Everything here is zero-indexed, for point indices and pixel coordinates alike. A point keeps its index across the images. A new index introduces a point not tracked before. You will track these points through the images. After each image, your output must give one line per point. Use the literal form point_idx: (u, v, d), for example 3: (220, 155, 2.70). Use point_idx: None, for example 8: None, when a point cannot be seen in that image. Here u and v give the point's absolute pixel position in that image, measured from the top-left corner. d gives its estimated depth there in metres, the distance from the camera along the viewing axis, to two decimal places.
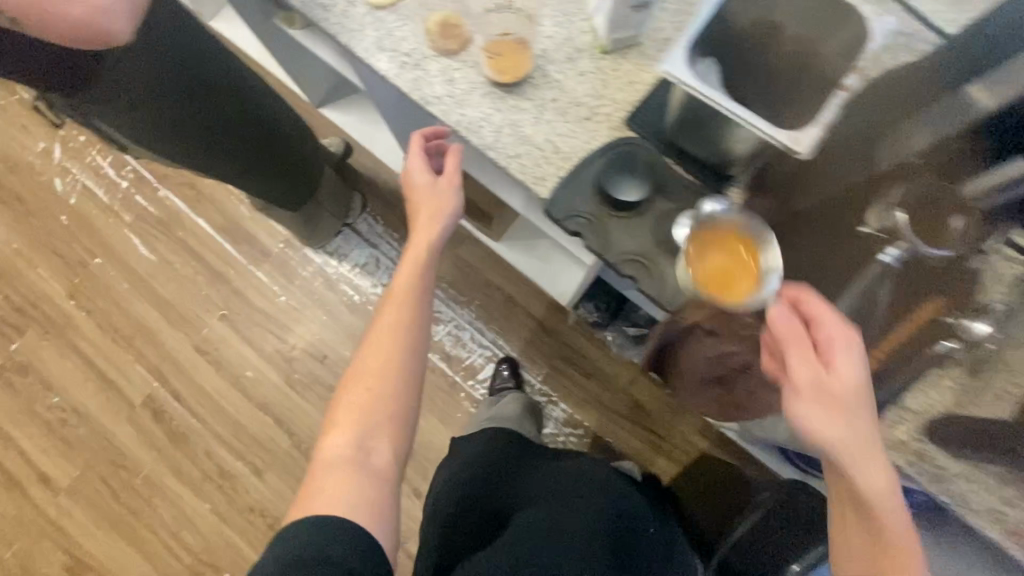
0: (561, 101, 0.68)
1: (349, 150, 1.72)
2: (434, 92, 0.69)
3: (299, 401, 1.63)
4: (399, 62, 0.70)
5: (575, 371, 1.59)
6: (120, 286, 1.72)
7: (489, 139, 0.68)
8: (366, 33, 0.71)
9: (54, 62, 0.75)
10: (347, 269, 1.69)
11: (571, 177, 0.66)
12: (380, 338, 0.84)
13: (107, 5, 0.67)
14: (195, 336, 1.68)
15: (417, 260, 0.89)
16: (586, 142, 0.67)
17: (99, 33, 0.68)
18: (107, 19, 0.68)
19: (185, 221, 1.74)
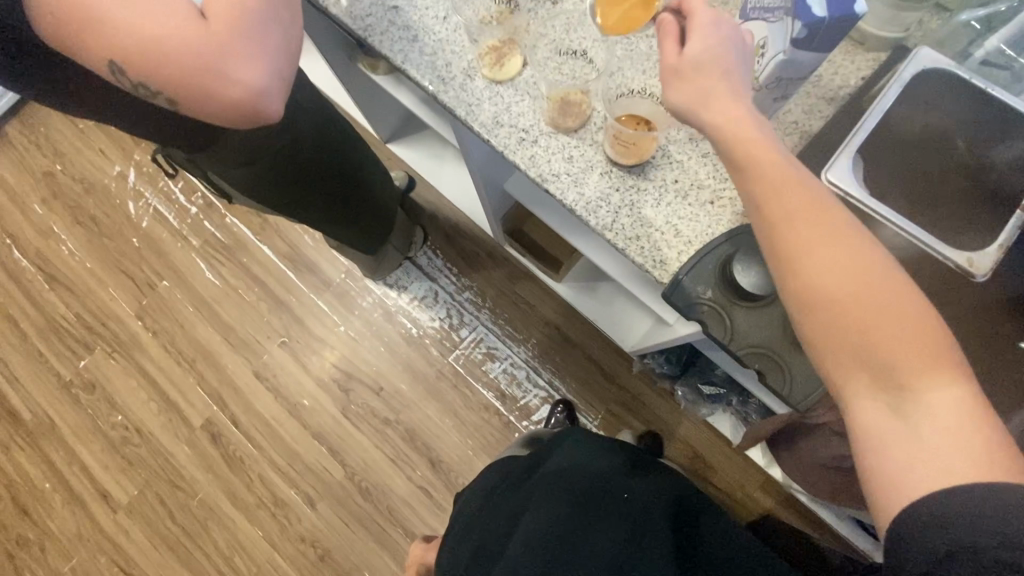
0: (682, 183, 0.67)
1: (412, 183, 1.74)
2: (552, 170, 0.69)
3: (353, 432, 1.64)
4: (517, 138, 0.70)
5: (632, 417, 1.57)
6: (186, 309, 1.77)
7: (607, 219, 0.67)
8: (483, 107, 0.71)
9: (184, 128, 0.78)
10: (405, 301, 1.70)
11: (695, 262, 0.64)
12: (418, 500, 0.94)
13: (263, 86, 0.65)
14: (255, 362, 1.71)
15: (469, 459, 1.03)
16: (710, 227, 0.66)
17: (252, 112, 0.67)
18: (264, 101, 0.66)
19: (251, 248, 1.78)
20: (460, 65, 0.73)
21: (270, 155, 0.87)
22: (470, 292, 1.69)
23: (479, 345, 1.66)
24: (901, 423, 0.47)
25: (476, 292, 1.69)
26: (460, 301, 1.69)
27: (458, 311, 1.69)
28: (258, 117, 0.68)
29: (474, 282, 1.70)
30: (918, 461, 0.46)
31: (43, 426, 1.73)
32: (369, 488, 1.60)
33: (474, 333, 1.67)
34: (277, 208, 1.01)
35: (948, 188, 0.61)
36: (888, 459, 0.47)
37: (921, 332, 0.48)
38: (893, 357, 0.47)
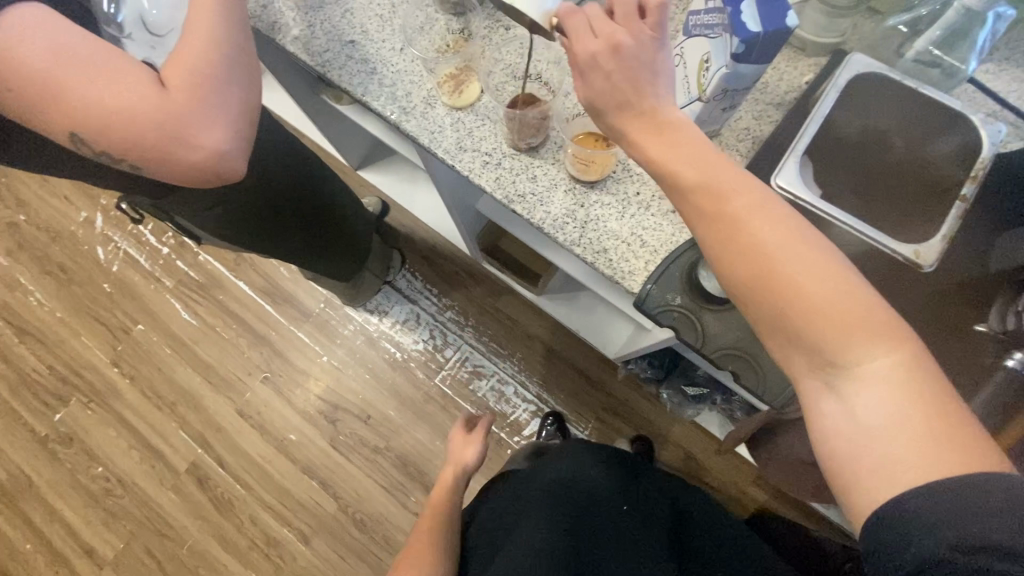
0: (645, 194, 0.69)
1: (386, 208, 1.75)
2: (518, 190, 0.70)
3: (344, 463, 1.62)
4: (481, 161, 0.71)
5: (622, 423, 1.58)
6: (163, 351, 1.73)
7: (574, 234, 0.68)
8: (446, 133, 0.72)
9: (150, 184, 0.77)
10: (387, 326, 1.69)
11: (663, 270, 0.66)
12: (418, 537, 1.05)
13: (225, 150, 0.66)
14: (238, 400, 1.68)
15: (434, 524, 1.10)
16: (674, 234, 0.67)
17: (215, 173, 0.68)
18: (232, 164, 0.68)
19: (226, 285, 1.76)
20: (420, 94, 0.74)
21: (241, 198, 0.87)
22: (452, 311, 1.69)
23: (465, 364, 1.65)
24: (840, 405, 0.46)
25: (458, 311, 1.69)
26: (442, 322, 1.69)
27: (442, 332, 1.68)
28: (224, 175, 0.69)
29: (455, 301, 1.70)
30: (867, 445, 0.44)
31: (20, 485, 1.67)
32: (364, 519, 1.58)
33: (459, 352, 1.66)
34: (248, 245, 1.00)
35: (895, 185, 0.65)
36: (832, 442, 0.46)
37: (849, 305, 0.46)
38: (821, 336, 0.46)
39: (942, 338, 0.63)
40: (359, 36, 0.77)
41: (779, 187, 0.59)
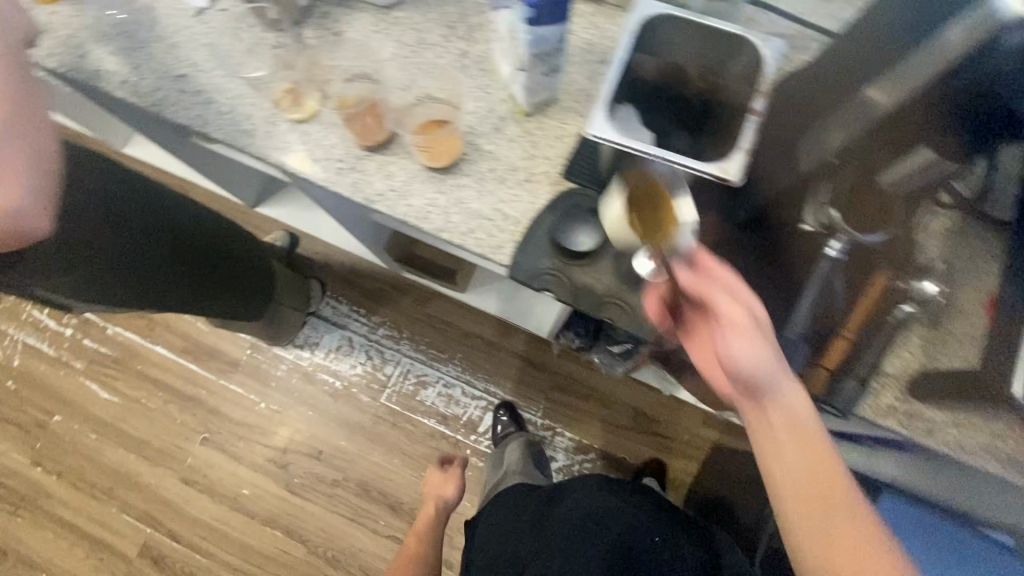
0: (499, 170, 0.71)
1: (295, 239, 1.70)
2: (376, 190, 0.71)
3: (304, 505, 1.57)
4: (334, 168, 0.71)
5: (572, 398, 1.62)
6: (88, 437, 1.63)
7: (439, 221, 0.70)
8: (293, 148, 0.72)
9: None
10: (321, 357, 1.66)
11: (527, 238, 0.68)
12: None
13: (17, 209, 0.66)
14: (180, 468, 1.60)
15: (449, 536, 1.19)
16: (532, 202, 0.70)
17: (16, 233, 0.67)
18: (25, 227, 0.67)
19: (143, 353, 1.67)
20: (262, 114, 0.73)
21: (114, 251, 0.85)
22: (384, 327, 1.67)
23: (408, 377, 1.64)
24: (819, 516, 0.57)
25: (390, 326, 1.67)
26: (376, 340, 1.66)
27: (378, 350, 1.66)
28: (27, 237, 0.69)
29: (385, 316, 1.68)
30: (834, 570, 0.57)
31: None
32: (337, 556, 1.54)
33: (399, 367, 1.65)
34: (151, 305, 0.98)
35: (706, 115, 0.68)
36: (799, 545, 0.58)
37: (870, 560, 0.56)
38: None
39: (774, 243, 0.68)
40: (188, 68, 0.76)
41: (596, 137, 0.62)
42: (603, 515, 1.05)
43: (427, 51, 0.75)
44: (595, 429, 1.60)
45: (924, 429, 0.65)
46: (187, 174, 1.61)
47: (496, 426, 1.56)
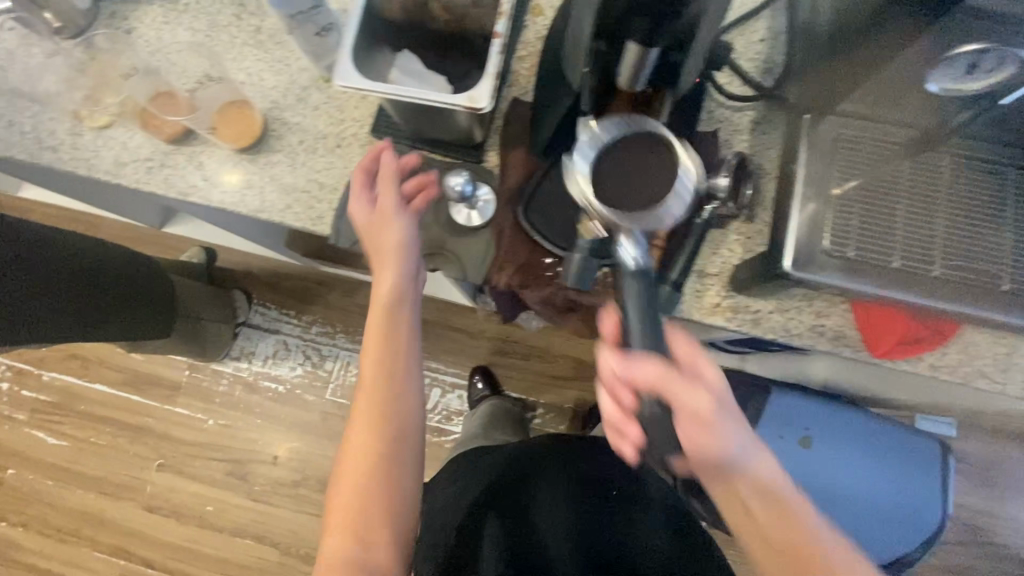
0: (308, 141, 0.70)
1: (212, 252, 1.68)
2: (188, 182, 0.70)
3: (271, 510, 1.59)
4: (145, 168, 0.71)
5: (513, 358, 1.64)
6: (45, 484, 1.63)
7: (254, 203, 0.69)
8: (102, 155, 0.71)
9: None
10: (259, 365, 1.65)
11: (344, 204, 0.67)
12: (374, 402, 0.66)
13: None
14: (142, 497, 1.61)
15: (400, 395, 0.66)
16: (344, 167, 0.69)
17: None
18: None
19: (82, 393, 1.66)
20: (63, 128, 0.72)
21: None
22: (316, 325, 1.67)
23: (348, 369, 1.64)
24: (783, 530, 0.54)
25: (322, 321, 1.66)
26: (311, 339, 1.66)
27: (315, 348, 1.66)
28: None
29: (316, 313, 1.67)
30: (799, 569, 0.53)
31: None
32: (312, 552, 1.57)
33: (339, 360, 1.65)
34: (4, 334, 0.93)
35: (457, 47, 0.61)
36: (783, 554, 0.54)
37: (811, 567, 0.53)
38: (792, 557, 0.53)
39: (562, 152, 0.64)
40: None
41: (345, 86, 0.56)
42: (584, 480, 0.85)
43: (220, 33, 0.74)
44: (539, 385, 1.64)
45: (751, 321, 0.64)
46: (96, 211, 1.64)
47: (473, 392, 1.57)
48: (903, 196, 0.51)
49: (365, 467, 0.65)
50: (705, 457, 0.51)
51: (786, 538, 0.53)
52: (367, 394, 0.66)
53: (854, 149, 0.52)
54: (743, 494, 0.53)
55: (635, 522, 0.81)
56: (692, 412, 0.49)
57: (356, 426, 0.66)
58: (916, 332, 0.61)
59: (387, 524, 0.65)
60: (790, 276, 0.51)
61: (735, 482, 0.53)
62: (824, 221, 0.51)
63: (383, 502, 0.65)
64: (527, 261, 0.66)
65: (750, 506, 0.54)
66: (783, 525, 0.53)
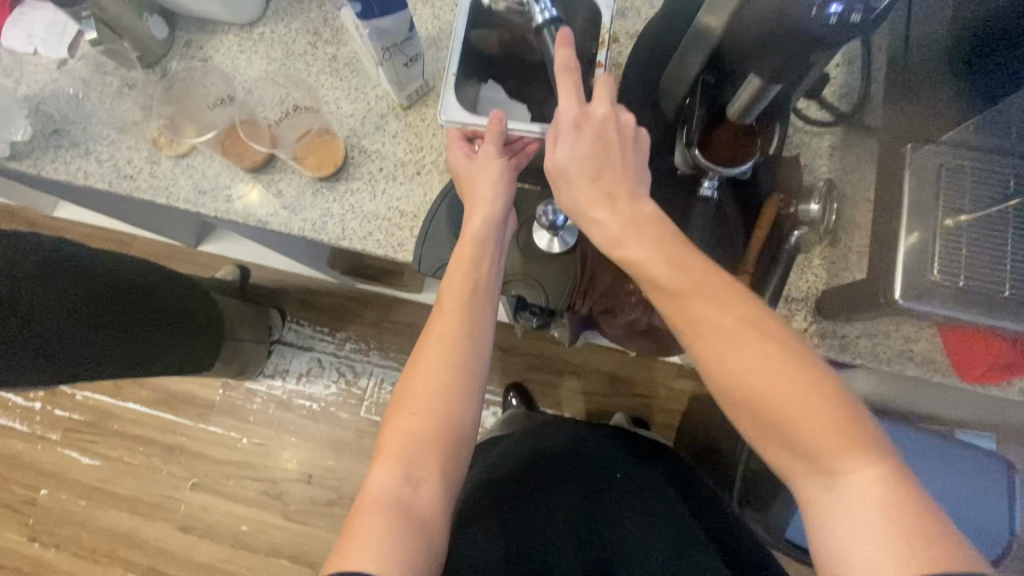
0: (387, 168, 0.71)
1: (245, 270, 1.69)
2: (268, 210, 0.71)
3: (306, 529, 1.57)
4: (224, 196, 0.72)
5: (548, 374, 1.64)
6: (78, 504, 1.62)
7: (335, 230, 0.69)
8: (181, 183, 0.72)
9: None
10: (293, 382, 1.65)
11: (426, 232, 0.67)
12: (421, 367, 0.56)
13: None
14: (176, 517, 1.60)
15: (449, 356, 0.56)
16: (425, 194, 0.70)
17: None
18: None
19: (116, 412, 1.65)
20: (141, 156, 0.73)
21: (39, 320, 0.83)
22: (350, 342, 1.66)
23: (383, 386, 1.64)
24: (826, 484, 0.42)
25: (356, 338, 1.66)
26: (346, 356, 1.66)
27: (349, 366, 1.65)
28: None
29: (350, 330, 1.67)
30: (859, 543, 0.40)
31: None
32: None
33: (373, 378, 1.64)
34: (85, 363, 0.92)
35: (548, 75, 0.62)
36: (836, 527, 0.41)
37: (834, 455, 0.41)
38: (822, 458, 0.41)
39: None
40: (59, 123, 0.73)
41: (448, 122, 0.59)
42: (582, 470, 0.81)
43: (297, 62, 0.75)
44: (575, 401, 1.63)
45: (839, 346, 0.64)
46: (132, 229, 1.65)
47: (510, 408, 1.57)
48: (1010, 226, 0.51)
49: (438, 401, 0.55)
50: (677, 269, 0.48)
51: (797, 412, 0.43)
52: (429, 345, 0.57)
53: (962, 180, 0.52)
54: (728, 366, 0.45)
55: (635, 509, 0.76)
56: (653, 275, 0.49)
57: (427, 356, 0.57)
58: (1010, 357, 0.59)
59: (442, 477, 0.54)
60: (901, 307, 0.51)
61: (717, 343, 0.46)
62: (934, 250, 0.51)
63: (437, 446, 0.55)
64: (611, 287, 0.67)
65: (740, 367, 0.45)
66: (768, 386, 0.44)
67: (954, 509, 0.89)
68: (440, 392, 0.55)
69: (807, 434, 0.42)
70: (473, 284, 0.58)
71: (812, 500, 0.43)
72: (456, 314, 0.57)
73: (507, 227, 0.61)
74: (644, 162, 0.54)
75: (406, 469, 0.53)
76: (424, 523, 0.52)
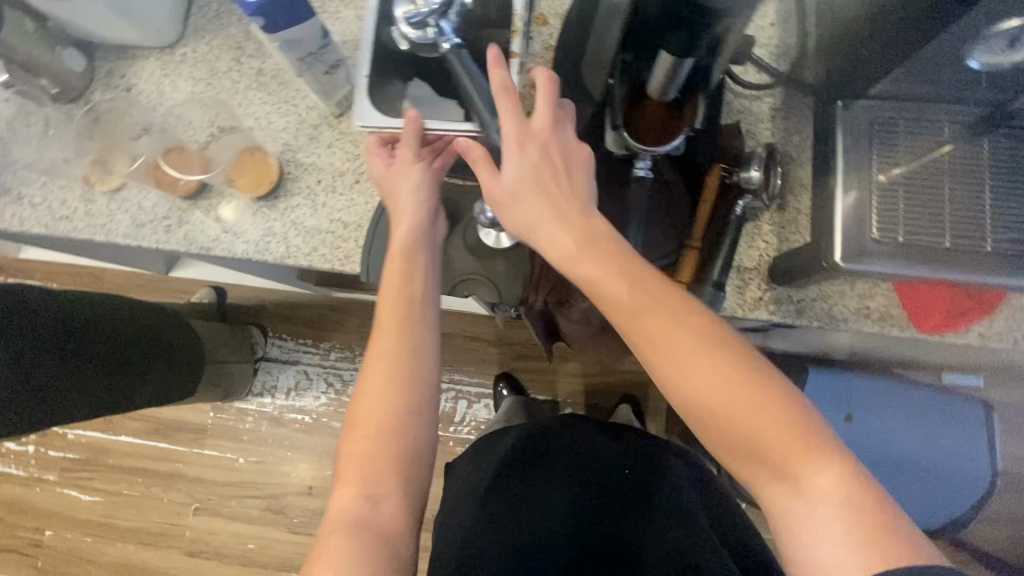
0: (325, 180, 0.69)
1: (221, 291, 1.67)
2: (210, 237, 0.69)
3: (313, 540, 1.59)
4: (163, 227, 0.70)
5: (536, 361, 1.64)
6: (84, 541, 1.63)
7: (279, 249, 0.68)
8: (118, 218, 0.70)
9: None
10: (283, 398, 1.65)
11: (372, 241, 0.66)
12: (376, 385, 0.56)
13: None
14: (182, 543, 1.61)
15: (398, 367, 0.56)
16: (366, 203, 0.68)
17: None
18: None
19: (110, 446, 1.65)
20: (75, 195, 0.71)
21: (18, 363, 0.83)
22: (335, 351, 1.66)
23: None
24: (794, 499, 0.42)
25: (340, 347, 1.66)
26: (332, 366, 1.65)
27: (336, 375, 1.65)
28: None
29: (333, 340, 1.66)
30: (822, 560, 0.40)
31: None
32: None
33: None
34: (74, 398, 0.92)
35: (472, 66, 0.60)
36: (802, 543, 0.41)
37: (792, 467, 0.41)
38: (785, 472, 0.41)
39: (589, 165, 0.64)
40: None
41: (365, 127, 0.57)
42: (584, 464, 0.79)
43: (222, 80, 0.72)
44: (565, 385, 1.63)
45: (796, 311, 0.63)
46: (100, 263, 1.63)
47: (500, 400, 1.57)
48: (947, 175, 0.50)
49: (383, 424, 0.55)
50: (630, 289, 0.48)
51: (764, 431, 0.43)
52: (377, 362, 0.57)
53: (894, 135, 0.51)
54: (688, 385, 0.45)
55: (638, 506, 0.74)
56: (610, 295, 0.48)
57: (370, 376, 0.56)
58: (962, 305, 0.61)
59: (395, 486, 0.54)
60: (842, 270, 0.50)
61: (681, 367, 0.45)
62: (871, 208, 0.50)
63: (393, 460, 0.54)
64: (562, 276, 0.65)
65: (698, 389, 0.44)
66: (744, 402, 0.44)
67: (935, 455, 0.90)
68: (384, 407, 0.55)
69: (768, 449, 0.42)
70: (404, 298, 0.58)
71: (783, 512, 0.42)
72: (393, 327, 0.57)
73: (435, 229, 0.62)
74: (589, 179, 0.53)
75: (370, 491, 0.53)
76: (385, 538, 0.51)
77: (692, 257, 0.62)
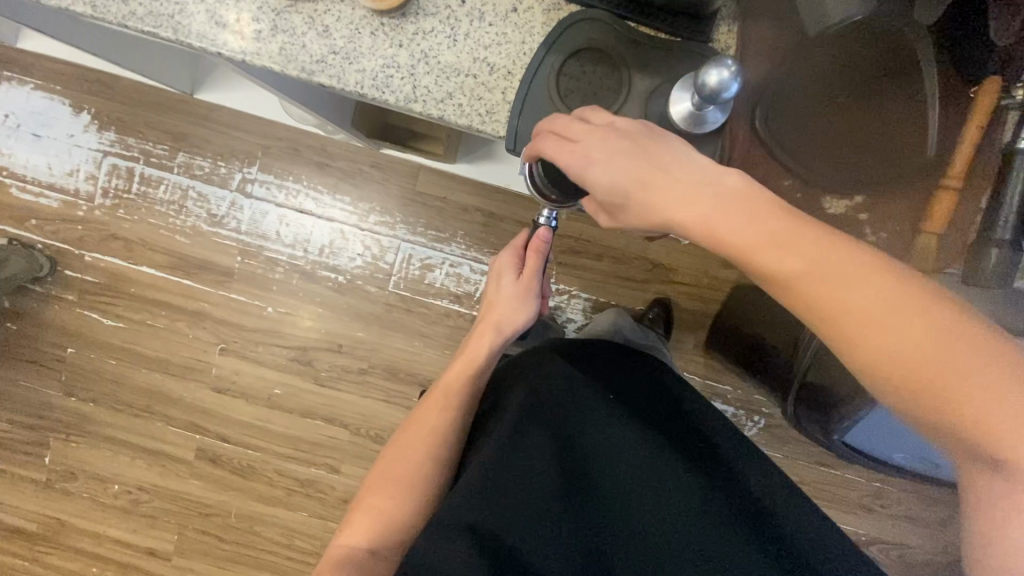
0: (472, 1, 0.52)
1: (275, 161, 1.52)
2: (312, 55, 0.53)
3: (338, 395, 1.58)
4: (251, 31, 0.53)
5: None
6: (109, 364, 1.59)
7: (403, 87, 0.53)
8: (191, 11, 0.53)
9: None
10: (316, 253, 1.55)
11: (525, 94, 0.51)
12: (410, 445, 0.63)
13: None
14: (209, 380, 1.59)
15: (443, 406, 0.65)
16: (523, 43, 0.52)
17: None
18: None
19: (132, 275, 1.56)
20: None
21: None
22: (375, 213, 1.53)
23: (412, 261, 1.54)
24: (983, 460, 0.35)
25: (381, 210, 1.53)
26: (370, 228, 1.54)
27: (375, 239, 1.54)
28: None
29: (373, 200, 1.53)
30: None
31: (52, 527, 1.62)
32: (383, 433, 1.58)
33: (401, 253, 1.54)
34: None
35: None
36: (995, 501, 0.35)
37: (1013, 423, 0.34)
38: (951, 396, 0.35)
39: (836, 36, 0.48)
40: None
41: None
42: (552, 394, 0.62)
43: None
44: None
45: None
46: (115, 69, 1.41)
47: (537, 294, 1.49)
48: None
49: (428, 442, 0.63)
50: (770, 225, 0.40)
51: (932, 370, 0.36)
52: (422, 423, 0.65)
53: None
54: (852, 306, 0.38)
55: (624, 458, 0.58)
56: (739, 232, 0.41)
57: (418, 423, 0.65)
58: None
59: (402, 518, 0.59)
60: None
61: (816, 306, 0.39)
62: None
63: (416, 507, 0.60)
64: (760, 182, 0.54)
65: (857, 310, 0.37)
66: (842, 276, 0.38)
67: None
68: (430, 458, 0.62)
69: (917, 358, 0.36)
70: (453, 388, 0.66)
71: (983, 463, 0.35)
72: (434, 411, 0.65)
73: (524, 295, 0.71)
74: (525, 302, 0.69)
75: (384, 524, 0.59)
76: (391, 535, 0.58)
77: (949, 198, 0.49)
